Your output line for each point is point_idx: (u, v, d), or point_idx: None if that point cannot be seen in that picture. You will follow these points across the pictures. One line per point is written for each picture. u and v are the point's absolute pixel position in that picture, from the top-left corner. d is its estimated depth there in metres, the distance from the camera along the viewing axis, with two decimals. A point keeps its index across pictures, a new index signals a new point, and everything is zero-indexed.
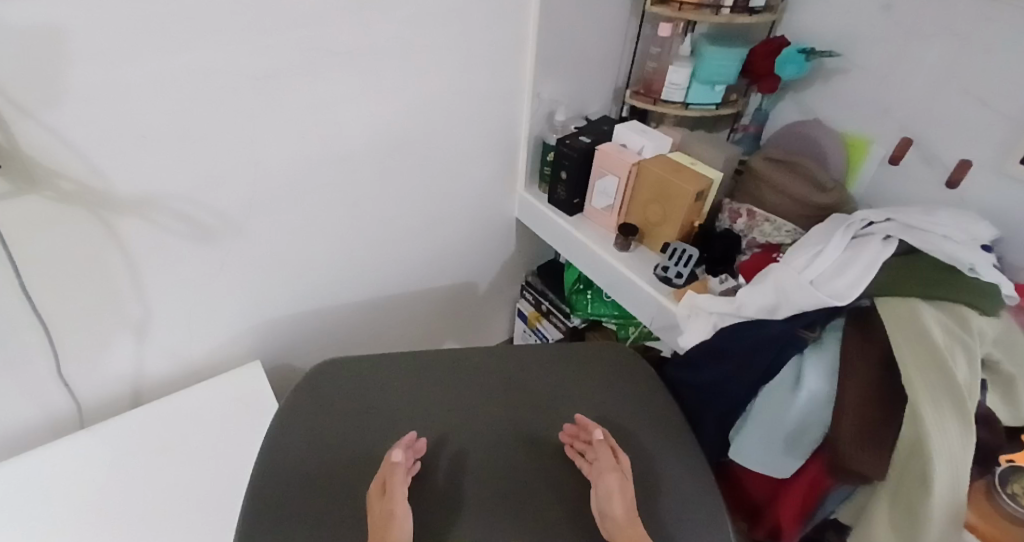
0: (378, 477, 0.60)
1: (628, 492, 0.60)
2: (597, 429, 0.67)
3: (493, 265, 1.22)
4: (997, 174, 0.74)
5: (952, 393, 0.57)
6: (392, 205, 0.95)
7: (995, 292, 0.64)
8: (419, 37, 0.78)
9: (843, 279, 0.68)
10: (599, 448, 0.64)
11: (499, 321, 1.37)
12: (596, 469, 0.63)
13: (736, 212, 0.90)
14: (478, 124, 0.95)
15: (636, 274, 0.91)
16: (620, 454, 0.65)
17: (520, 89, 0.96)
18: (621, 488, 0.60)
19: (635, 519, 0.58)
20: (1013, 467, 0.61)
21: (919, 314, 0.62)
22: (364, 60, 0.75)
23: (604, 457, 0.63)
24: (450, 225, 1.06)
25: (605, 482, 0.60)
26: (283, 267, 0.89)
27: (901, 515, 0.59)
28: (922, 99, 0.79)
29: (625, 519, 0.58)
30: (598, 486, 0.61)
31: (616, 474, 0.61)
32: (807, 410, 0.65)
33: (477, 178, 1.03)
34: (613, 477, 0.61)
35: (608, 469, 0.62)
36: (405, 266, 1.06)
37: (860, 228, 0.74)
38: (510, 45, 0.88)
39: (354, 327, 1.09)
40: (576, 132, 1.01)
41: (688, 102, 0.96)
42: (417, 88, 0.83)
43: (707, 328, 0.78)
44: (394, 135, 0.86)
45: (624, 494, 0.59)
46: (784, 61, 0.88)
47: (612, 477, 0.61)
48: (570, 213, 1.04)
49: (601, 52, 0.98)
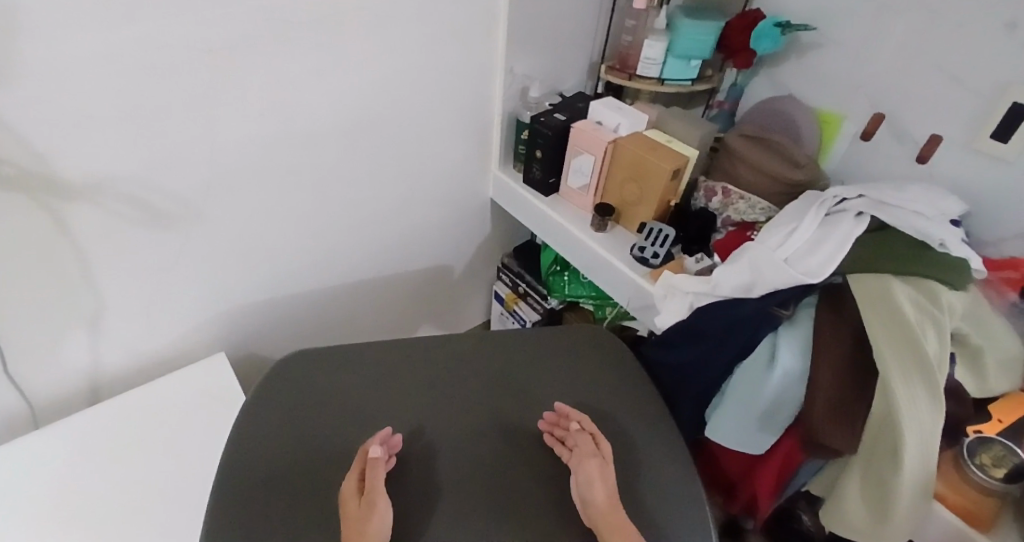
0: (355, 471, 0.59)
1: (607, 478, 0.60)
2: (576, 417, 0.67)
3: (468, 247, 1.20)
4: (966, 149, 0.74)
5: (920, 367, 0.58)
6: (357, 185, 0.91)
7: (965, 266, 0.64)
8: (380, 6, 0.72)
9: (816, 258, 0.68)
10: (578, 436, 0.64)
11: (476, 304, 1.35)
12: (576, 456, 0.62)
13: (712, 191, 0.90)
14: (448, 100, 0.92)
15: (612, 255, 0.90)
16: (600, 441, 0.65)
17: (493, 63, 0.93)
18: (602, 476, 0.60)
19: (617, 505, 0.58)
20: (980, 438, 0.61)
21: (890, 289, 0.62)
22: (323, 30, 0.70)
23: (584, 444, 0.63)
24: (421, 206, 1.03)
25: (586, 469, 0.60)
26: (246, 254, 0.85)
27: (874, 488, 0.60)
28: (894, 75, 0.79)
29: (607, 504, 0.58)
30: (577, 475, 0.60)
31: (595, 460, 0.61)
32: (781, 387, 0.65)
33: (448, 156, 1.00)
34: (593, 464, 0.61)
35: (588, 454, 0.62)
36: (375, 249, 1.03)
37: (832, 205, 0.74)
38: (480, 17, 0.85)
39: (322, 314, 1.05)
40: (550, 109, 0.98)
41: (664, 77, 0.94)
42: (381, 60, 0.78)
43: (682, 309, 0.78)
44: (355, 111, 0.81)
45: (605, 482, 0.59)
46: (759, 35, 0.86)
47: (592, 463, 0.61)
48: (546, 194, 1.02)
49: (573, 26, 0.95)
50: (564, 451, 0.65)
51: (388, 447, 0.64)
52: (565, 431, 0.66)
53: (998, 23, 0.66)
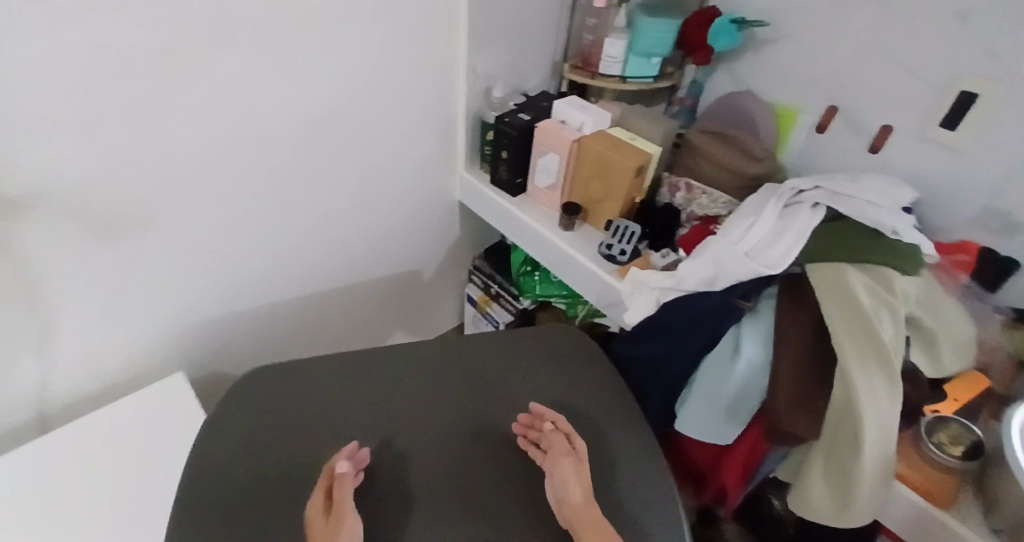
0: (322, 491, 0.57)
1: (582, 475, 0.60)
2: (549, 417, 0.67)
3: (438, 250, 1.19)
4: (915, 137, 0.77)
5: (876, 351, 0.59)
6: (319, 191, 0.89)
7: (916, 252, 0.66)
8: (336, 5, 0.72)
9: (777, 249, 0.69)
10: (552, 436, 0.64)
11: (448, 307, 1.35)
12: (550, 457, 0.62)
13: (675, 186, 0.91)
14: (410, 101, 0.91)
15: (580, 253, 0.91)
16: (574, 439, 0.65)
17: (455, 63, 0.92)
18: (577, 473, 0.60)
19: (591, 502, 0.58)
20: (937, 418, 0.64)
21: (845, 277, 0.64)
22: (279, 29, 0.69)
23: (558, 443, 0.63)
24: (386, 210, 1.02)
25: (560, 467, 0.60)
26: (204, 265, 0.83)
27: (836, 472, 0.62)
28: (846, 67, 0.81)
29: (582, 502, 0.57)
30: (552, 476, 0.60)
31: (570, 458, 0.61)
32: (746, 377, 0.67)
33: (413, 159, 0.99)
34: (567, 463, 0.61)
35: (562, 453, 0.62)
36: (341, 255, 1.01)
37: (790, 197, 0.76)
38: (440, 16, 0.84)
39: (288, 324, 1.03)
40: (514, 109, 0.98)
41: (626, 75, 0.95)
42: (340, 61, 0.77)
43: (650, 304, 0.79)
44: (314, 115, 0.80)
45: (579, 480, 0.59)
46: (716, 32, 0.87)
47: (566, 461, 0.61)
48: (513, 194, 1.02)
49: (535, 25, 0.95)
50: (540, 454, 0.64)
51: (356, 461, 0.62)
52: (539, 433, 0.66)
53: (942, 15, 0.69)
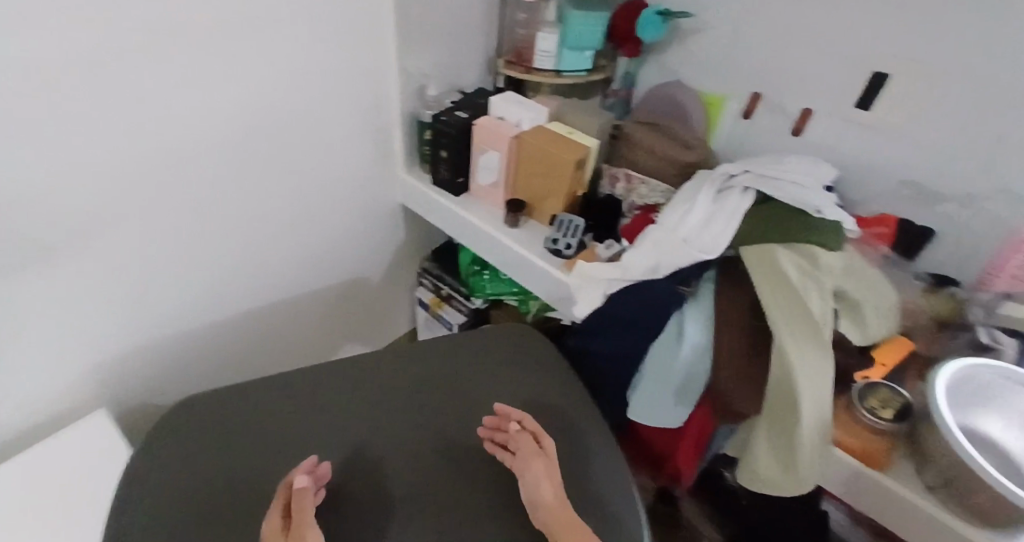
0: (279, 508, 0.55)
1: (553, 475, 0.60)
2: (515, 417, 0.66)
3: (383, 255, 1.17)
4: (832, 120, 0.81)
5: (808, 324, 0.62)
6: (250, 205, 0.85)
7: (838, 229, 0.69)
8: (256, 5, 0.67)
9: (711, 234, 0.72)
10: (520, 437, 0.63)
11: (400, 313, 1.33)
12: (520, 459, 0.61)
13: (615, 177, 0.93)
14: (342, 105, 0.88)
15: (526, 250, 0.91)
16: (542, 437, 0.65)
17: (386, 64, 0.89)
18: (549, 473, 0.60)
19: (565, 501, 0.58)
20: (868, 383, 0.67)
21: (775, 256, 0.66)
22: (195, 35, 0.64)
23: (526, 444, 0.62)
24: (324, 218, 0.98)
25: (532, 470, 0.60)
26: (126, 293, 0.78)
27: (779, 442, 0.64)
28: (767, 56, 0.84)
29: (554, 502, 0.58)
30: (524, 478, 0.60)
31: (541, 459, 0.61)
32: (691, 362, 0.68)
33: (349, 164, 0.96)
34: (539, 464, 0.60)
35: (532, 455, 0.61)
36: (280, 270, 0.97)
37: (722, 182, 0.78)
38: (365, 16, 0.81)
39: (226, 346, 0.98)
40: (451, 107, 0.96)
41: (561, 69, 0.95)
42: (260, 67, 0.73)
43: (598, 297, 0.79)
44: (237, 124, 0.76)
45: (550, 480, 0.60)
46: (643, 24, 0.89)
47: (538, 462, 0.60)
48: (456, 194, 1.01)
49: (465, 22, 0.94)
50: (507, 455, 0.64)
51: (316, 477, 0.60)
52: (506, 434, 0.65)
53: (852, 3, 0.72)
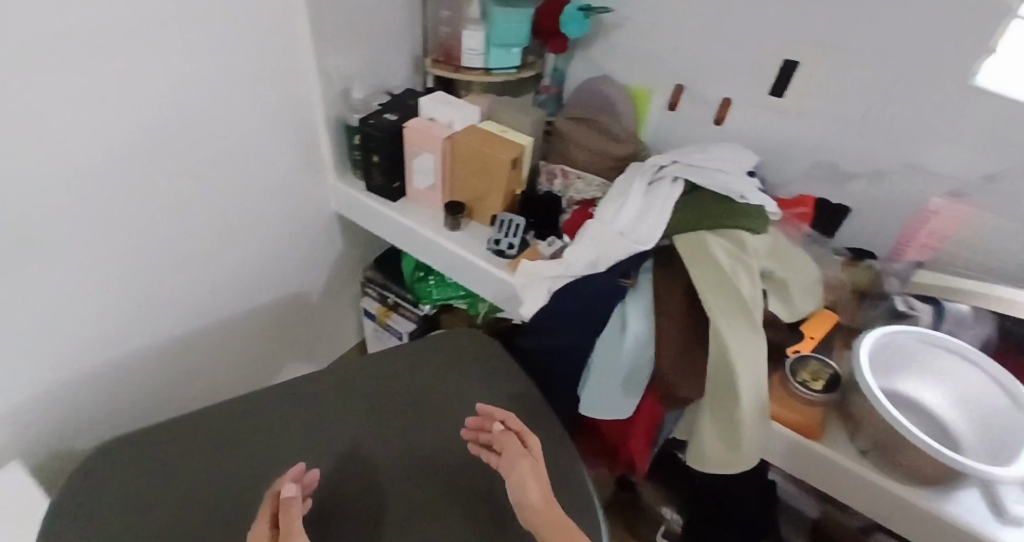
0: (267, 517, 0.50)
1: (540, 475, 0.57)
2: (500, 419, 0.65)
3: (321, 267, 1.13)
4: (751, 107, 0.84)
5: (740, 306, 0.65)
6: (169, 227, 0.80)
7: (761, 212, 0.72)
8: (155, 11, 0.62)
9: (645, 225, 0.73)
10: (504, 438, 0.61)
11: (346, 324, 1.29)
12: (505, 459, 0.59)
13: (552, 173, 0.93)
14: (261, 114, 0.83)
15: (468, 252, 0.90)
16: (528, 438, 0.62)
17: (305, 68, 0.86)
18: (535, 473, 0.57)
19: (553, 502, 0.54)
20: (800, 357, 0.71)
21: (705, 243, 0.68)
22: (89, 48, 0.58)
23: (511, 444, 0.60)
24: (252, 233, 0.94)
25: (517, 469, 0.57)
26: (32, 333, 0.71)
27: (722, 423, 0.67)
28: (687, 48, 0.87)
29: (542, 504, 0.54)
30: (510, 478, 0.57)
31: (526, 458, 0.58)
32: (635, 352, 0.70)
33: (275, 175, 0.92)
34: (525, 464, 0.57)
35: (517, 454, 0.58)
36: (209, 291, 0.92)
37: (653, 174, 0.80)
38: (277, 19, 0.77)
39: (155, 376, 0.92)
40: (379, 109, 0.93)
41: (490, 67, 0.94)
42: (167, 79, 0.68)
43: (543, 294, 0.79)
44: (146, 142, 0.70)
45: (538, 481, 0.56)
46: (566, 20, 0.89)
47: (523, 462, 0.57)
48: (393, 199, 0.98)
49: (385, 21, 0.91)
50: (495, 457, 0.63)
51: (303, 484, 0.60)
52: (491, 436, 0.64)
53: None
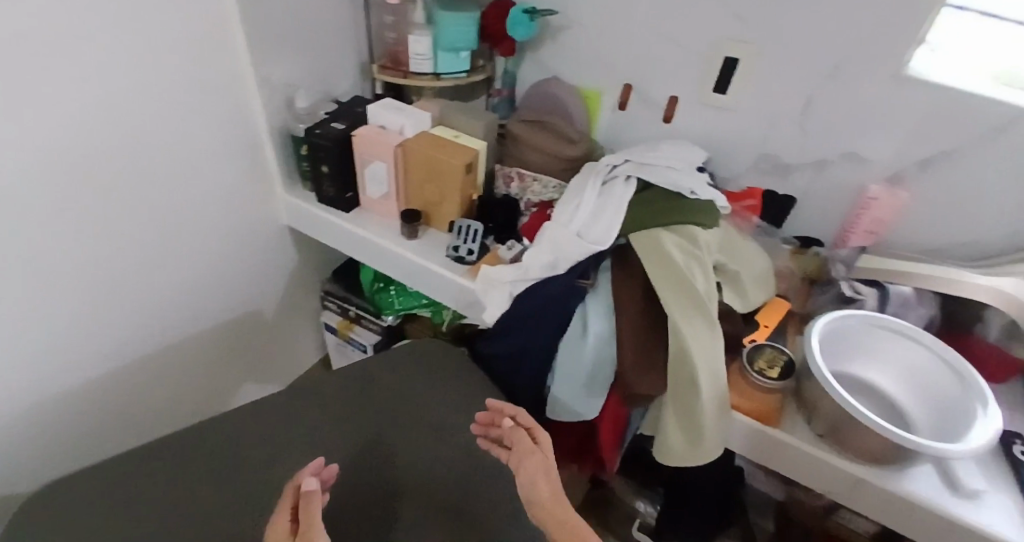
0: (287, 510, 0.48)
1: (550, 472, 0.57)
2: (509, 412, 0.63)
3: (276, 282, 1.10)
4: (697, 104, 0.86)
5: (695, 302, 0.66)
6: (106, 251, 0.75)
7: (711, 207, 0.74)
8: (74, 24, 0.58)
9: (600, 225, 0.74)
10: (513, 434, 0.60)
11: (307, 340, 1.26)
12: (516, 455, 0.58)
13: (509, 177, 0.92)
14: (200, 126, 0.80)
15: (427, 260, 0.88)
16: (538, 433, 0.61)
17: (245, 77, 0.83)
18: (545, 470, 0.57)
19: (561, 498, 0.55)
20: (756, 346, 0.73)
21: (660, 241, 0.70)
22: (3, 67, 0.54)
23: (521, 440, 0.59)
24: (198, 251, 0.90)
25: (527, 467, 0.56)
26: None
27: (684, 417, 0.68)
28: (633, 48, 0.88)
29: (550, 499, 0.55)
30: (520, 475, 0.56)
31: (537, 455, 0.57)
32: (598, 352, 0.70)
33: (219, 190, 0.88)
34: (535, 461, 0.57)
35: (527, 450, 0.58)
36: (156, 314, 0.88)
37: (607, 174, 0.81)
38: (212, 27, 0.74)
39: (101, 408, 0.87)
40: (326, 118, 0.91)
41: (439, 72, 0.93)
42: (94, 95, 0.64)
43: (505, 299, 0.78)
44: (76, 163, 0.66)
45: (548, 477, 0.56)
46: (512, 22, 0.89)
47: (534, 459, 0.57)
48: (346, 210, 0.96)
49: (325, 27, 0.89)
50: (506, 452, 0.62)
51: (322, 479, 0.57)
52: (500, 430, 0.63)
53: None
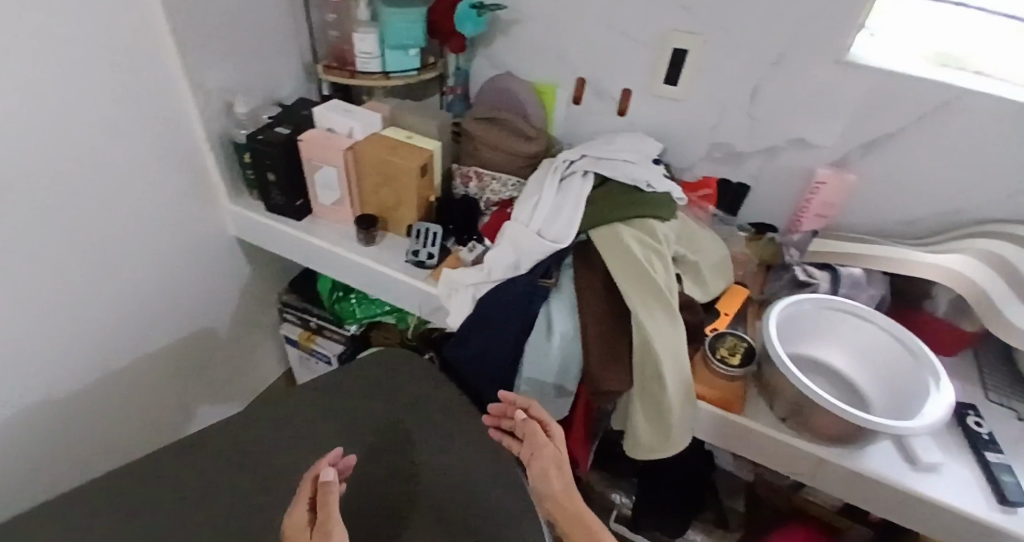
0: (305, 499, 0.52)
1: (561, 465, 0.64)
2: (523, 405, 0.68)
3: (228, 296, 1.05)
4: (650, 96, 0.86)
5: (657, 296, 0.66)
6: (39, 277, 0.70)
7: (667, 199, 0.74)
8: None
9: (559, 222, 0.73)
10: (528, 429, 0.65)
11: (265, 353, 1.22)
12: (530, 449, 0.65)
13: (466, 176, 0.90)
14: (134, 137, 0.75)
15: (386, 266, 0.85)
16: (549, 426, 0.67)
17: (180, 83, 0.78)
18: (557, 463, 0.64)
19: (572, 490, 0.63)
20: (716, 335, 0.74)
21: (619, 236, 0.69)
22: None
23: (537, 437, 0.65)
24: (141, 270, 0.85)
25: (541, 463, 0.64)
26: None
27: (653, 411, 0.68)
28: (585, 41, 0.87)
29: (562, 492, 0.63)
30: (534, 468, 0.64)
31: (551, 450, 0.64)
32: (563, 351, 0.69)
33: (160, 203, 0.83)
34: (548, 456, 0.64)
35: (541, 447, 0.64)
36: (99, 340, 0.83)
37: (564, 170, 0.80)
38: (141, 33, 0.69)
39: (45, 445, 0.82)
40: (270, 123, 0.87)
41: (388, 70, 0.89)
42: (16, 112, 0.59)
43: (467, 302, 0.77)
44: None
45: (559, 470, 0.64)
46: (460, 18, 0.86)
47: (548, 456, 0.64)
48: (297, 217, 0.92)
49: (263, 28, 0.85)
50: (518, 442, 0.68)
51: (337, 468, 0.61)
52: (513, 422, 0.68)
53: None
